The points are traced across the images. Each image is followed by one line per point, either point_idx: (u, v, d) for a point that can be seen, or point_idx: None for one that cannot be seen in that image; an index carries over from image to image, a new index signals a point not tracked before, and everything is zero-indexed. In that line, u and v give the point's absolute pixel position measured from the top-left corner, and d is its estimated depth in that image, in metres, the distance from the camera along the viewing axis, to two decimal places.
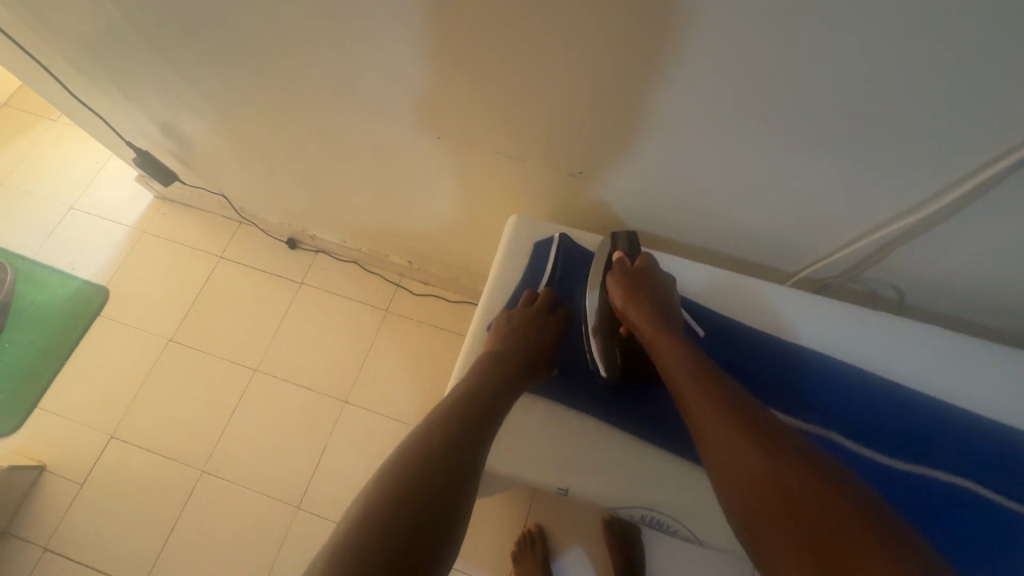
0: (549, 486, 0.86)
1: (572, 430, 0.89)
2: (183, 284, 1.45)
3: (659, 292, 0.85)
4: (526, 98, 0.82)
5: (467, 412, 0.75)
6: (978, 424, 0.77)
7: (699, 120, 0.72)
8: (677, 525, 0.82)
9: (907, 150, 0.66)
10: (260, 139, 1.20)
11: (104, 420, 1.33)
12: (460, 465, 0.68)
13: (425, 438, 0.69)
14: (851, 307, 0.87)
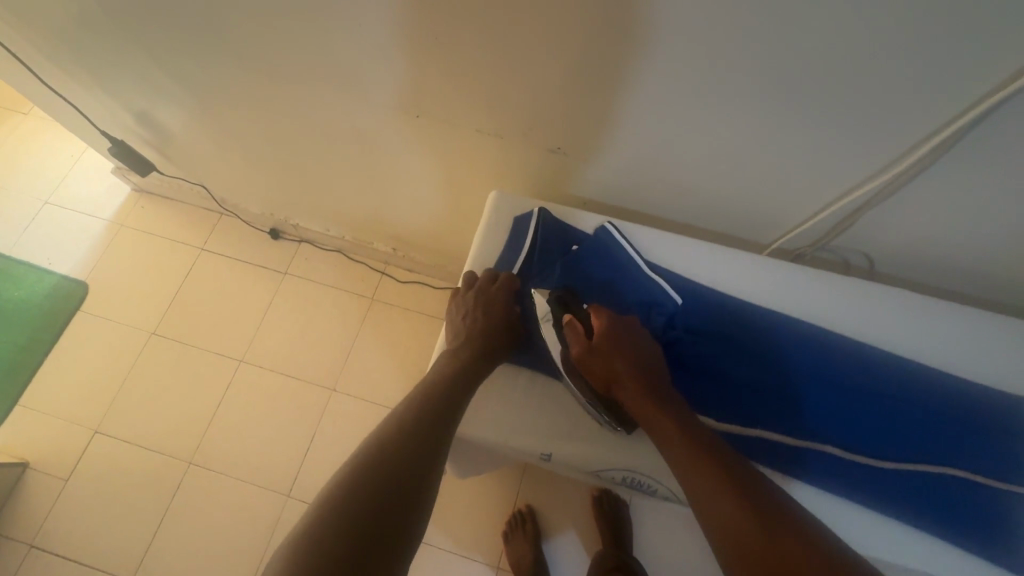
0: (529, 455, 0.65)
1: (537, 406, 0.66)
2: (166, 274, 1.36)
3: (637, 348, 0.62)
4: (474, 29, 0.62)
5: (412, 435, 0.53)
6: (985, 415, 0.63)
7: (644, 69, 0.60)
8: (660, 484, 0.63)
9: (924, 58, 0.50)
10: (228, 124, 1.02)
11: (87, 416, 1.23)
12: (395, 523, 0.46)
13: (349, 484, 0.47)
14: (843, 284, 0.71)
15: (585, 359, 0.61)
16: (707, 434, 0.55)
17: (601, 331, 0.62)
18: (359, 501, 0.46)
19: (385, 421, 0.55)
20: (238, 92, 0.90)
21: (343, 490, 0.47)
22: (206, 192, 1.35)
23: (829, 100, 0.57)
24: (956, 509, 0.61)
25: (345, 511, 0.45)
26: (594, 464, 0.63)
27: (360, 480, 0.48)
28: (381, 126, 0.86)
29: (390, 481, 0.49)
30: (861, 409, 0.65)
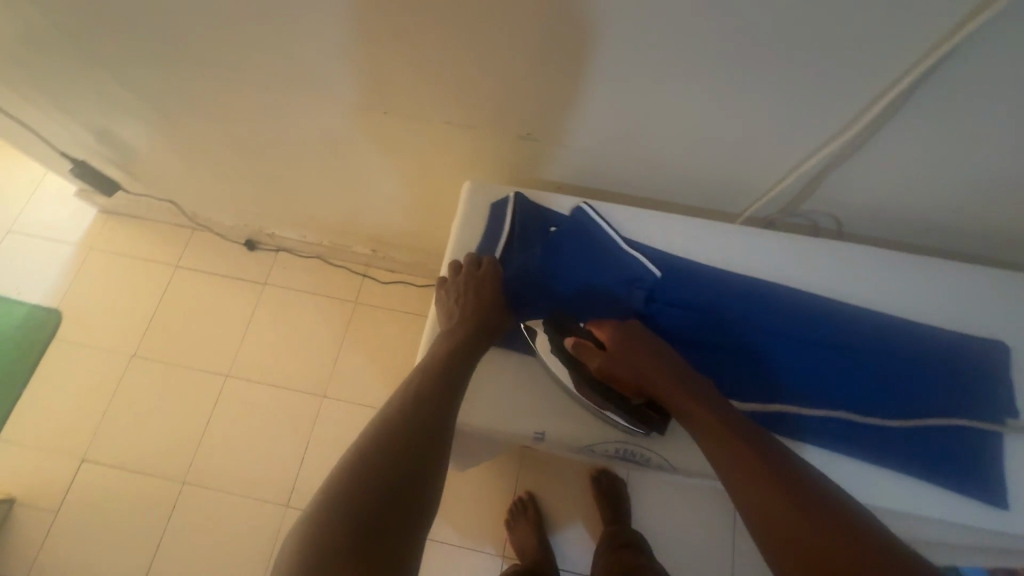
0: (520, 437, 0.66)
1: (527, 388, 0.67)
2: (142, 294, 1.33)
3: (655, 348, 0.62)
4: (434, 20, 0.62)
5: (410, 425, 0.53)
6: (954, 360, 0.66)
7: (606, 51, 0.61)
8: (651, 453, 0.64)
9: (868, 18, 0.52)
10: (192, 136, 1.00)
11: (73, 445, 1.20)
12: (398, 516, 0.46)
13: (349, 480, 0.47)
14: (867, 258, 0.72)
15: (603, 368, 0.62)
16: (743, 423, 0.54)
17: (608, 340, 0.63)
18: (361, 497, 0.46)
19: (383, 414, 0.55)
20: (200, 101, 0.89)
21: (343, 487, 0.47)
22: (176, 208, 1.32)
23: (784, 69, 0.59)
24: (933, 451, 0.63)
25: (345, 510, 0.45)
26: (586, 441, 0.64)
27: (360, 476, 0.48)
28: (350, 125, 0.86)
29: (390, 474, 0.48)
30: (841, 364, 0.67)
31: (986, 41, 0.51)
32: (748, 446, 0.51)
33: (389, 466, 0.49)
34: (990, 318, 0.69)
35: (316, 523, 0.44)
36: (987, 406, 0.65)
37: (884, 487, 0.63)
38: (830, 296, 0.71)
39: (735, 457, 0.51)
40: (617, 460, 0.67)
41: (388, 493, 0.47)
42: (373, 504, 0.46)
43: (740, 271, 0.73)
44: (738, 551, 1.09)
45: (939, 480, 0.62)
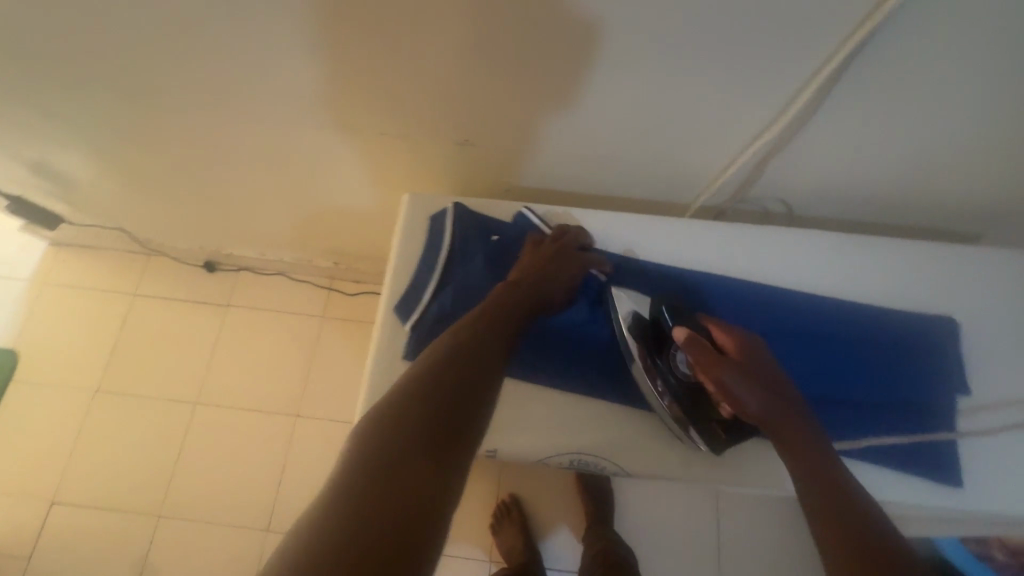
0: (475, 454, 0.65)
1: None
2: (100, 326, 1.29)
3: (778, 375, 0.59)
4: (352, 28, 0.60)
5: (459, 367, 0.48)
6: (901, 338, 0.67)
7: (533, 52, 0.60)
8: (604, 462, 0.64)
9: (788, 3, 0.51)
10: (129, 163, 0.96)
11: (40, 488, 1.17)
12: (446, 456, 0.41)
13: (394, 416, 0.43)
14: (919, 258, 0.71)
15: (715, 368, 0.57)
16: (843, 472, 0.52)
17: (733, 350, 0.59)
18: (407, 432, 0.41)
19: (430, 353, 0.50)
20: (128, 128, 0.85)
21: (387, 422, 0.42)
22: (127, 234, 1.28)
23: (713, 58, 0.58)
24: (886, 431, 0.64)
25: (392, 442, 0.41)
26: (541, 453, 0.64)
27: (406, 410, 0.43)
28: (288, 141, 0.83)
29: (439, 414, 0.44)
30: (795, 352, 0.67)
31: (911, 13, 0.51)
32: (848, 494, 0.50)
33: (438, 405, 0.44)
34: (933, 294, 0.70)
35: (353, 454, 0.40)
36: (935, 382, 0.66)
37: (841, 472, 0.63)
38: (779, 284, 0.72)
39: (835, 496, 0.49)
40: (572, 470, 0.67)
41: (434, 431, 0.42)
42: (420, 440, 0.41)
43: (691, 265, 0.73)
44: (723, 535, 1.09)
45: (892, 461, 0.63)
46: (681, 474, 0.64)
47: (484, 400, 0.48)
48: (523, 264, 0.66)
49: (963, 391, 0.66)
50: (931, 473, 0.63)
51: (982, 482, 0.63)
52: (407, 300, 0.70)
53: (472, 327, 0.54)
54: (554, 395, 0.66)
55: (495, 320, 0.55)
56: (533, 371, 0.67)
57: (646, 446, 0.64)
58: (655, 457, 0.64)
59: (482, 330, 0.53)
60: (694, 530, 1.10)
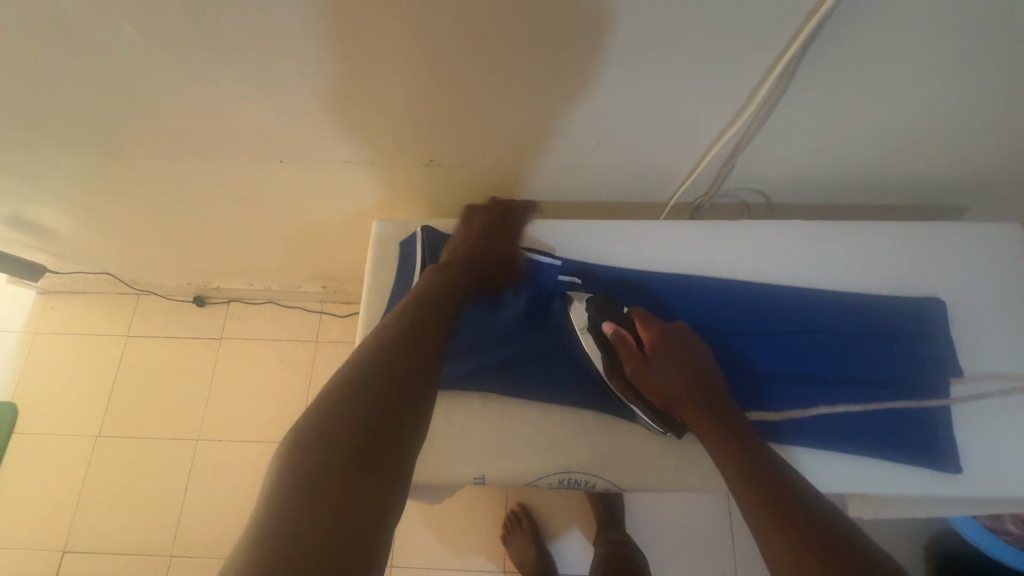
0: (463, 481, 0.64)
1: (460, 425, 0.65)
2: (95, 373, 1.29)
3: (694, 358, 0.60)
4: (299, 63, 0.59)
5: (395, 364, 0.50)
6: (886, 320, 0.66)
7: (484, 73, 0.60)
8: (594, 479, 0.63)
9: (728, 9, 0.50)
10: (102, 210, 0.96)
11: (51, 537, 1.17)
12: (377, 471, 0.43)
13: (332, 416, 0.44)
14: (896, 234, 0.71)
15: (634, 364, 0.60)
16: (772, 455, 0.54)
17: (652, 343, 0.60)
18: (346, 430, 0.43)
19: (364, 350, 0.51)
20: (97, 177, 0.84)
21: (316, 440, 0.42)
22: (112, 277, 1.28)
23: (661, 67, 0.58)
24: (879, 419, 0.63)
25: (321, 464, 0.41)
26: (531, 475, 0.63)
27: (345, 411, 0.45)
28: (256, 175, 0.82)
29: (377, 411, 0.46)
30: (778, 346, 0.66)
31: (858, 3, 0.49)
32: (765, 469, 0.52)
33: (375, 401, 0.46)
34: (914, 272, 0.69)
35: (291, 460, 0.41)
36: (925, 364, 0.64)
37: (836, 468, 0.63)
38: (757, 276, 0.71)
39: (766, 479, 0.51)
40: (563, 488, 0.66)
41: (374, 430, 0.44)
42: (350, 456, 0.42)
43: (665, 265, 0.73)
44: (733, 523, 1.10)
45: (888, 451, 0.62)
46: (674, 482, 0.63)
47: (422, 393, 0.50)
48: (456, 251, 0.68)
49: (956, 374, 0.64)
50: (930, 457, 0.62)
51: (982, 466, 0.62)
52: None
53: (409, 319, 0.56)
54: (538, 411, 0.66)
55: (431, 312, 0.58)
56: (516, 391, 0.66)
57: (637, 455, 0.64)
58: (647, 467, 0.63)
59: (419, 322, 0.56)
60: (704, 521, 1.11)
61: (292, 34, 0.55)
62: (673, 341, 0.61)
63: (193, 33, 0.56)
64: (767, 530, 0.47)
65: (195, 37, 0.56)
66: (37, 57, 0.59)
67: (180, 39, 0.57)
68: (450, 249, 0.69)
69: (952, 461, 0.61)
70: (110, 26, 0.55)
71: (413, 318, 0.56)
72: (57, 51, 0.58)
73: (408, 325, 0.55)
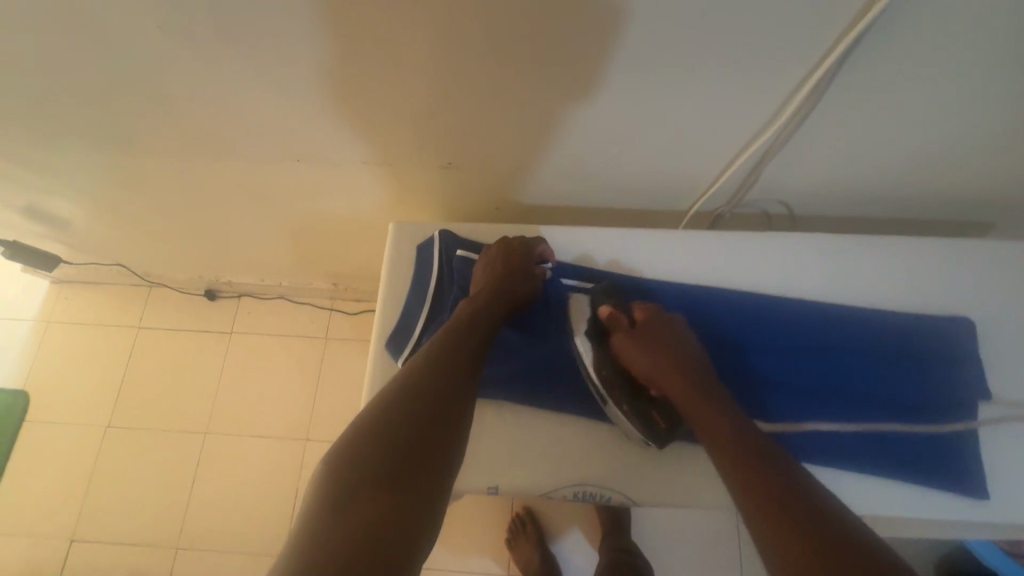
0: (475, 489, 0.63)
1: (472, 432, 0.64)
2: (107, 363, 1.30)
3: (680, 339, 0.61)
4: (327, 65, 0.58)
5: (433, 385, 0.49)
6: (912, 338, 0.65)
7: (511, 79, 0.59)
8: (608, 492, 0.62)
9: (764, 23, 0.50)
10: (117, 203, 0.95)
11: (60, 526, 1.18)
12: (413, 478, 0.43)
13: (368, 440, 0.44)
14: (925, 250, 0.69)
15: (621, 341, 0.61)
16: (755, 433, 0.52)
17: (642, 322, 0.61)
18: (381, 457, 0.43)
19: (400, 372, 0.51)
20: (114, 170, 0.84)
21: (358, 447, 0.44)
22: (126, 269, 1.28)
23: (688, 77, 0.57)
24: (903, 441, 0.62)
25: (361, 473, 0.42)
26: (544, 486, 0.62)
27: (383, 429, 0.45)
28: (273, 173, 0.81)
29: (412, 433, 0.45)
30: (802, 361, 0.65)
31: (896, 18, 0.48)
32: (754, 447, 0.50)
33: (410, 429, 0.46)
34: (942, 290, 0.68)
35: (335, 465, 0.42)
36: (953, 385, 0.63)
37: (859, 491, 0.61)
38: (780, 289, 0.70)
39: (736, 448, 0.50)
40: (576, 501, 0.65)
41: (410, 457, 0.44)
42: (388, 463, 0.43)
43: (685, 274, 0.71)
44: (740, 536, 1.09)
45: (914, 476, 0.61)
46: (692, 497, 0.62)
47: (461, 416, 0.49)
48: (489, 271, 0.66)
49: (984, 397, 0.63)
50: (953, 480, 0.60)
51: (1011, 496, 0.60)
52: (399, 334, 0.69)
53: (449, 341, 0.55)
54: (553, 421, 0.65)
55: (469, 332, 0.57)
56: (534, 401, 0.65)
57: (652, 468, 0.63)
58: (663, 481, 0.62)
59: (462, 342, 0.55)
60: (709, 530, 1.10)
61: (320, 35, 0.54)
62: (649, 324, 0.61)
63: (217, 30, 0.55)
64: (753, 507, 0.45)
65: (221, 36, 0.55)
66: (61, 51, 0.58)
67: (203, 39, 0.56)
68: (485, 270, 0.67)
69: (976, 484, 0.60)
70: (135, 21, 0.54)
71: (450, 341, 0.55)
72: (83, 45, 0.57)
73: (445, 349, 0.54)
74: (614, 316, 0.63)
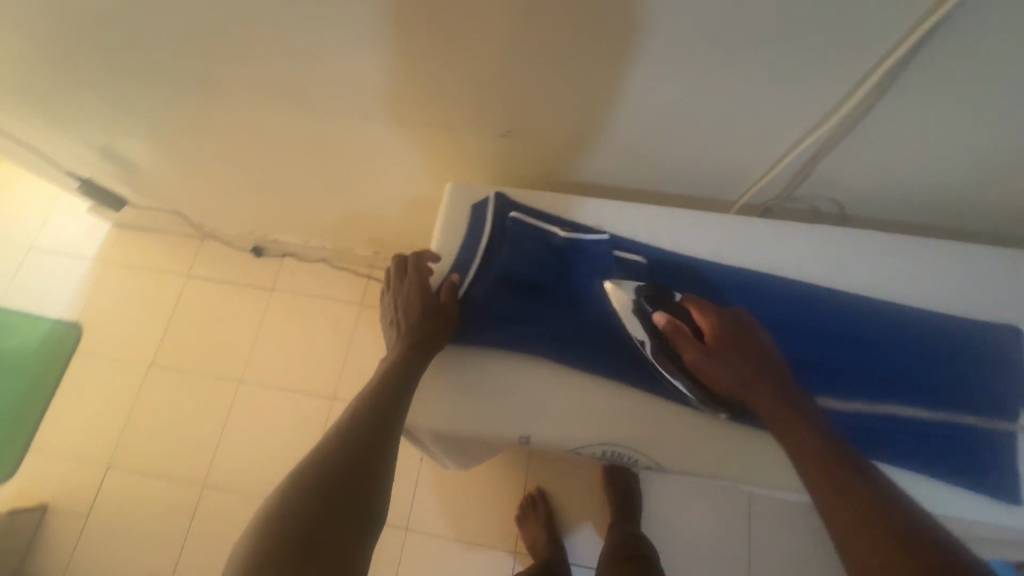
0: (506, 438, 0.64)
1: (510, 383, 0.65)
2: (156, 306, 1.37)
3: (751, 344, 0.59)
4: (409, 23, 0.61)
5: (364, 423, 0.54)
6: (956, 343, 0.65)
7: (581, 52, 0.60)
8: (637, 453, 0.62)
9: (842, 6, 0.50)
10: (188, 150, 1.01)
11: (98, 452, 1.25)
12: (348, 506, 0.48)
13: (307, 481, 0.48)
14: (980, 258, 0.69)
15: (683, 348, 0.60)
16: (840, 443, 0.52)
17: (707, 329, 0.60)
18: (319, 495, 0.47)
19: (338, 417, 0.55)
20: (192, 116, 0.89)
21: (299, 490, 0.48)
22: (182, 219, 1.35)
23: (755, 60, 0.58)
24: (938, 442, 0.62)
25: (298, 512, 0.46)
26: (574, 442, 0.63)
27: (320, 470, 0.49)
28: (337, 130, 0.85)
29: (346, 469, 0.50)
30: (842, 357, 0.65)
31: (979, 6, 0.48)
32: (838, 456, 0.50)
33: (345, 467, 0.50)
34: (995, 299, 0.67)
35: (277, 508, 0.46)
36: (994, 390, 0.63)
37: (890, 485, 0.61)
38: (828, 282, 0.70)
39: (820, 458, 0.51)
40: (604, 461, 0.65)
41: (344, 489, 0.48)
42: (327, 499, 0.47)
43: (734, 258, 0.71)
44: (751, 545, 1.09)
45: (948, 475, 0.61)
46: (722, 472, 0.61)
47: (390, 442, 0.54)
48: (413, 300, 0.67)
49: None
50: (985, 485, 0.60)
51: None
52: (446, 287, 0.71)
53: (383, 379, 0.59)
54: (590, 380, 0.64)
55: (402, 365, 0.60)
56: (572, 360, 0.65)
57: (684, 439, 0.62)
58: (695, 451, 0.62)
59: (395, 377, 0.59)
60: (717, 530, 1.11)
61: None
62: (716, 330, 0.60)
63: None
64: (835, 522, 0.46)
65: None
66: None
67: None
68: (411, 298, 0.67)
69: (1010, 490, 0.60)
70: None
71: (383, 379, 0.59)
72: None
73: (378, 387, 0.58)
74: (672, 324, 0.61)
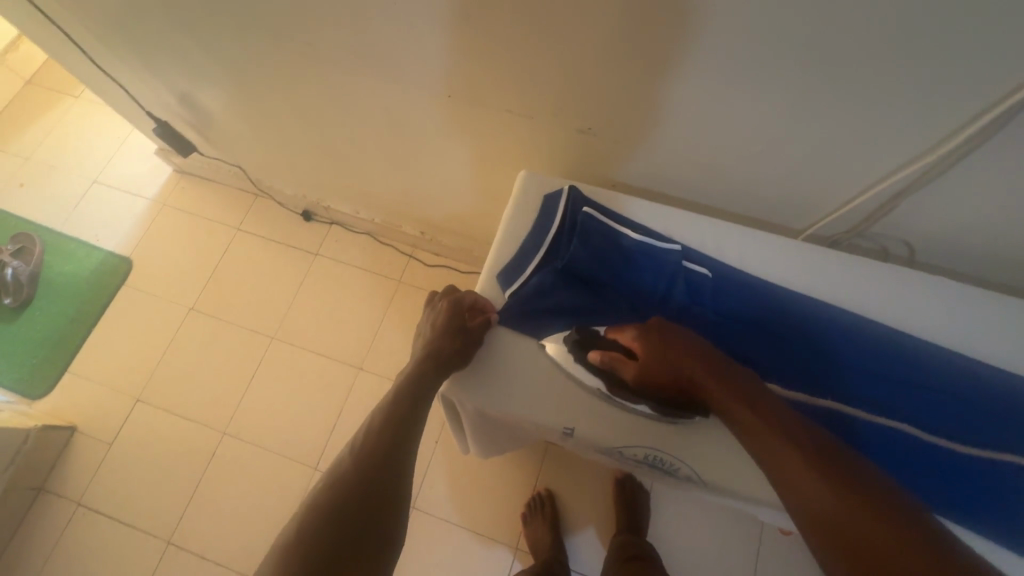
0: (550, 428, 0.64)
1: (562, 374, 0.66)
2: (204, 253, 1.41)
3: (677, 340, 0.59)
4: (513, 8, 0.62)
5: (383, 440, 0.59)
6: None
7: (679, 59, 0.60)
8: (680, 463, 0.62)
9: (962, 47, 0.49)
10: (265, 107, 1.04)
11: (130, 384, 1.29)
12: (364, 519, 0.55)
13: (331, 493, 0.55)
14: None
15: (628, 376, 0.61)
16: (783, 412, 0.51)
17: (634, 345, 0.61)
18: (341, 508, 0.54)
19: (361, 430, 0.61)
20: (277, 73, 0.92)
21: (325, 502, 0.55)
22: (242, 173, 1.39)
23: (855, 91, 0.57)
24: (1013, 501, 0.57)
25: (322, 521, 0.54)
26: (617, 442, 0.63)
27: (343, 485, 0.56)
28: (415, 107, 0.87)
29: (364, 487, 0.56)
30: (909, 399, 0.63)
31: None
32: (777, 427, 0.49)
33: (362, 483, 0.56)
34: None
35: (307, 515, 0.54)
36: None
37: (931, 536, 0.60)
38: (894, 322, 0.68)
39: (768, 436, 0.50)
40: (644, 466, 0.65)
41: (362, 505, 0.55)
42: (346, 512, 0.54)
43: (798, 284, 0.71)
44: None
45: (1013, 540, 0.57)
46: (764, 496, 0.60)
47: (406, 457, 0.59)
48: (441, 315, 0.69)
49: None
50: None
51: None
52: (508, 270, 0.72)
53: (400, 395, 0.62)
54: None
55: (419, 380, 0.63)
56: None
57: (728, 457, 0.61)
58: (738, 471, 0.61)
59: (412, 392, 0.62)
60: (723, 560, 1.09)
61: None
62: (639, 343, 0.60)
63: None
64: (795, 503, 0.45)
65: None
66: None
67: None
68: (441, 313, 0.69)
69: None
70: None
71: (401, 395, 0.62)
72: None
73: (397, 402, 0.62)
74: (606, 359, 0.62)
